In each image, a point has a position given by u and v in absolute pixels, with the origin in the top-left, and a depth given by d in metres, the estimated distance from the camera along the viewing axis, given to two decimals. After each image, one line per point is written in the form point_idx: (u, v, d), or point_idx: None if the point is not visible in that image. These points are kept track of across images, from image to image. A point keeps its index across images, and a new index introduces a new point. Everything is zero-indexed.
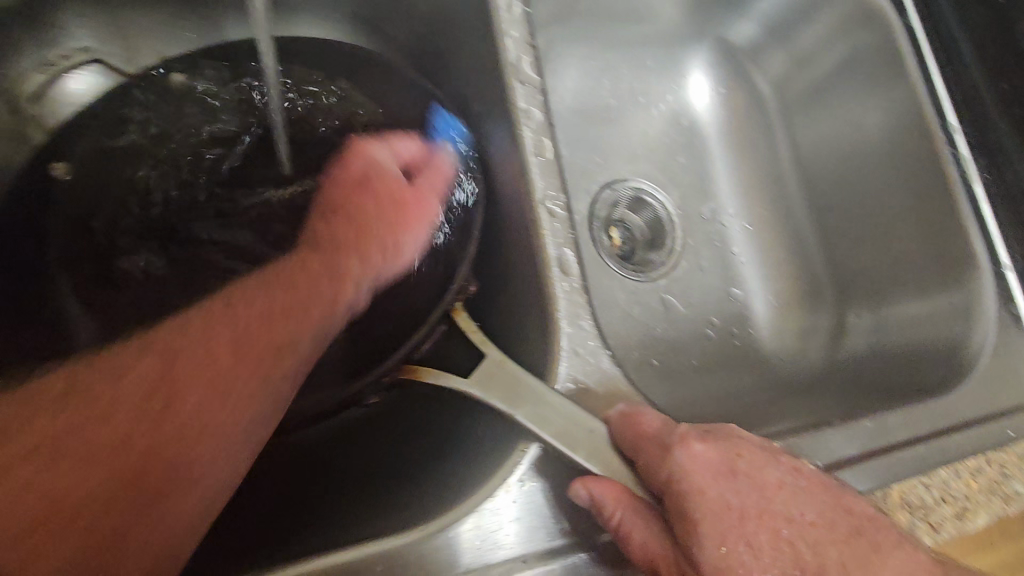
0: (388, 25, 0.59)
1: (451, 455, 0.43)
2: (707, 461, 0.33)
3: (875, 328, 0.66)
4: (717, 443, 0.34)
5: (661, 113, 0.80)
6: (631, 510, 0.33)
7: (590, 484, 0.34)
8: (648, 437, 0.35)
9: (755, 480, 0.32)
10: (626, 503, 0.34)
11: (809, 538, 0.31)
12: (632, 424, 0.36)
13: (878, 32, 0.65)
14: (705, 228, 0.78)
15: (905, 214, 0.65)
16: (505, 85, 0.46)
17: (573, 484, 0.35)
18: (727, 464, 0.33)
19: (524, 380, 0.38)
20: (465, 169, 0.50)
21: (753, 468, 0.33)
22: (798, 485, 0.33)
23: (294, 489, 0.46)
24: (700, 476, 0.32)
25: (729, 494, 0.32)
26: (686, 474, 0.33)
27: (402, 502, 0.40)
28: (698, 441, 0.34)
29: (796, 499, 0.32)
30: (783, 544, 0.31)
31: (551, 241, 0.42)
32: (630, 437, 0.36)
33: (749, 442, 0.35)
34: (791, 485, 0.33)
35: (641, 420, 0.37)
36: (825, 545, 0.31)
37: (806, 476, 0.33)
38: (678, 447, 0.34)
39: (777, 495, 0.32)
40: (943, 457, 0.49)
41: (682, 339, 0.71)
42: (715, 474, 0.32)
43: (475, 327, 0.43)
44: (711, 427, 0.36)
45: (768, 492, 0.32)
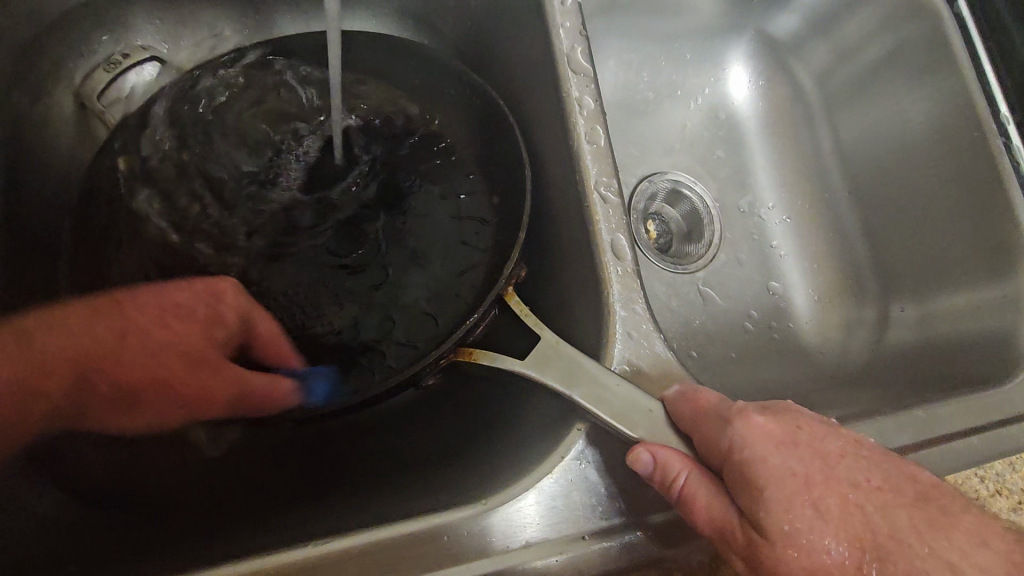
0: (437, 19, 0.60)
1: (502, 437, 0.44)
2: (769, 432, 0.32)
3: (919, 322, 0.65)
4: (776, 416, 0.34)
5: (699, 106, 0.80)
6: (696, 478, 0.33)
7: (654, 448, 0.35)
8: (706, 411, 0.35)
9: (817, 448, 0.32)
10: (691, 471, 0.34)
11: (879, 502, 0.30)
12: (690, 400, 0.36)
13: (926, 22, 0.64)
14: (743, 221, 0.78)
15: (953, 206, 0.64)
16: (558, 74, 0.47)
17: (634, 448, 0.35)
18: (788, 434, 0.32)
19: (580, 361, 0.38)
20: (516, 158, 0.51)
21: (814, 439, 0.33)
22: (860, 454, 0.33)
23: (348, 468, 0.48)
24: (762, 445, 0.32)
25: (793, 460, 0.31)
26: (747, 443, 0.32)
27: (456, 480, 0.41)
28: (757, 413, 0.34)
29: (859, 466, 0.32)
30: (852, 508, 0.30)
31: (604, 226, 0.43)
32: (687, 412, 0.36)
33: (806, 415, 0.35)
34: (853, 454, 0.33)
35: (698, 396, 0.36)
36: (896, 507, 0.30)
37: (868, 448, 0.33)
38: (736, 419, 0.34)
39: (841, 463, 0.32)
40: (1000, 449, 0.48)
41: (722, 331, 0.72)
42: (777, 443, 0.32)
43: (528, 310, 0.43)
44: (766, 403, 0.35)
45: (830, 459, 0.32)
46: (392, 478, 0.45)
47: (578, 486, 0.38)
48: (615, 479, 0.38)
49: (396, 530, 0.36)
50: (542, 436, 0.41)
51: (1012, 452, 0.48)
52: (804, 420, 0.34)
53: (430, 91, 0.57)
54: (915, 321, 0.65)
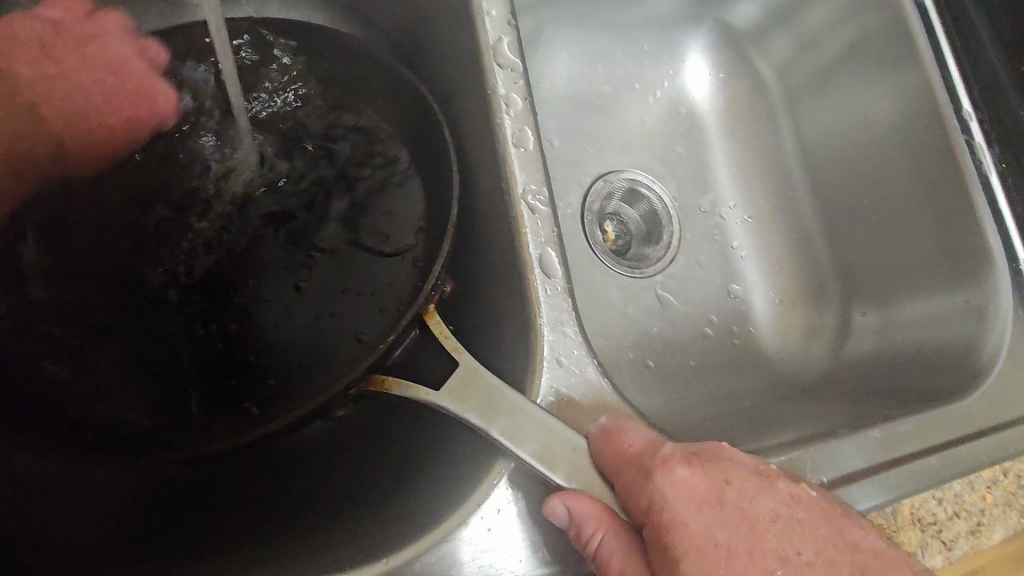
0: (365, 8, 0.55)
1: (420, 471, 0.40)
2: (692, 489, 0.29)
3: (881, 328, 0.62)
4: (705, 468, 0.30)
5: (658, 101, 0.76)
6: (614, 533, 0.30)
7: (570, 499, 0.31)
8: (629, 458, 0.32)
9: (745, 511, 0.29)
10: (609, 525, 0.30)
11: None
12: (613, 442, 0.32)
13: (888, 12, 0.61)
14: (704, 222, 0.74)
15: (914, 207, 0.61)
16: (484, 69, 0.42)
17: (549, 499, 0.31)
18: (715, 494, 0.29)
19: (499, 391, 0.34)
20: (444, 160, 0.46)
21: (744, 499, 0.29)
22: (794, 518, 0.29)
23: (259, 509, 0.43)
24: (682, 507, 0.29)
25: (716, 528, 0.28)
26: (668, 503, 0.29)
27: (370, 524, 0.37)
28: (683, 465, 0.30)
29: (792, 533, 0.29)
30: None
31: (532, 240, 0.39)
32: (610, 456, 0.32)
33: (742, 463, 0.31)
34: (787, 517, 0.29)
35: (623, 439, 0.32)
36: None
37: (805, 506, 0.30)
38: (660, 472, 0.30)
39: (770, 530, 0.29)
40: (958, 469, 0.45)
41: (680, 338, 0.68)
42: (700, 505, 0.29)
43: (448, 331, 0.38)
44: (699, 446, 0.32)
45: (759, 524, 0.29)
46: (304, 518, 0.41)
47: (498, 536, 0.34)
48: (539, 526, 0.34)
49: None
50: (462, 474, 0.37)
51: (971, 472, 0.46)
52: (737, 472, 0.30)
53: (355, 86, 0.52)
54: (877, 327, 0.63)
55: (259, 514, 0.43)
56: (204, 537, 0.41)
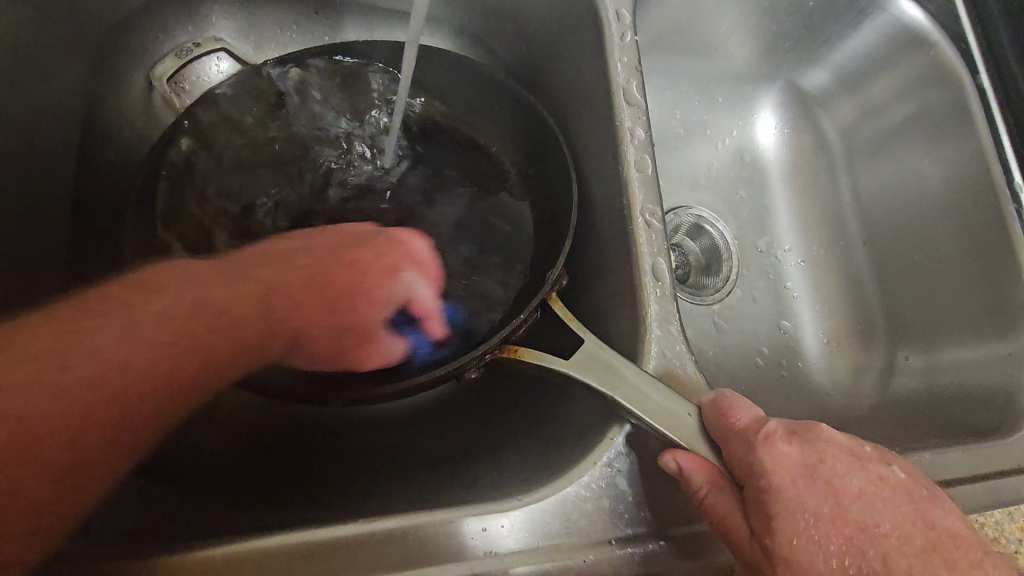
0: (496, 43, 0.65)
1: (529, 438, 0.47)
2: (790, 461, 0.34)
3: (924, 371, 0.67)
4: (802, 445, 0.34)
5: (726, 147, 0.84)
6: (715, 487, 0.36)
7: (680, 456, 0.38)
8: (736, 430, 0.37)
9: (834, 486, 0.33)
10: (712, 479, 0.37)
11: (883, 547, 0.31)
12: (722, 413, 0.38)
13: (948, 91, 0.68)
14: (760, 261, 0.81)
15: (960, 263, 0.67)
16: (612, 104, 0.50)
17: (663, 455, 0.39)
18: (808, 469, 0.33)
19: (619, 364, 0.41)
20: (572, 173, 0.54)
21: (835, 476, 0.34)
22: (880, 496, 0.33)
23: (388, 458, 0.50)
24: (781, 477, 0.33)
25: (805, 496, 0.33)
26: (768, 472, 0.34)
27: (495, 476, 0.43)
28: (784, 441, 0.35)
29: (873, 508, 0.33)
30: (852, 542, 0.32)
31: (646, 250, 0.46)
32: (718, 426, 0.38)
33: (838, 443, 0.35)
34: (872, 494, 0.33)
35: (731, 412, 0.38)
36: (898, 556, 0.31)
37: (891, 488, 0.34)
38: (762, 445, 0.35)
39: (855, 503, 0.33)
40: (999, 497, 0.50)
41: (733, 363, 0.75)
42: (796, 475, 0.33)
43: (572, 315, 0.46)
44: (799, 424, 0.36)
45: (846, 498, 0.33)
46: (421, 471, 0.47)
47: (606, 492, 0.39)
48: (643, 488, 0.40)
49: (433, 517, 0.38)
50: (577, 435, 0.43)
51: (1011, 503, 0.50)
52: (830, 452, 0.35)
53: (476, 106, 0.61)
54: (921, 370, 0.67)
55: (384, 465, 0.49)
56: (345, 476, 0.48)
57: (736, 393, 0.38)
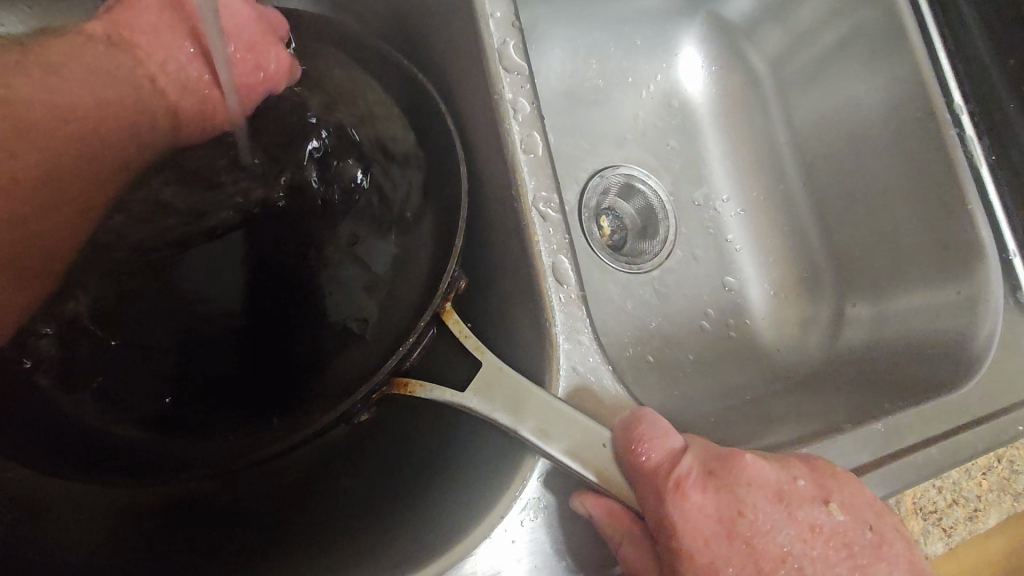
0: (362, 7, 0.55)
1: (410, 509, 0.41)
2: (706, 517, 0.31)
3: (874, 319, 0.63)
4: (716, 493, 0.32)
5: (651, 94, 0.76)
6: (632, 540, 0.34)
7: (589, 501, 0.35)
8: (646, 472, 0.33)
9: (753, 547, 0.30)
10: (628, 530, 0.34)
11: None
12: (632, 445, 0.34)
13: (880, 9, 0.61)
14: (698, 216, 0.75)
15: (899, 200, 0.62)
16: (489, 72, 0.41)
17: (573, 500, 0.36)
18: (724, 524, 0.31)
19: (526, 388, 0.35)
20: (462, 156, 0.46)
21: (753, 533, 0.31)
22: (807, 555, 0.31)
23: (297, 514, 0.46)
24: (692, 538, 0.31)
25: (720, 561, 0.30)
26: (678, 532, 0.31)
27: (396, 536, 0.39)
28: (696, 490, 0.32)
29: (797, 574, 0.30)
30: None
31: (544, 248, 0.39)
32: (630, 465, 0.34)
33: (761, 483, 0.32)
34: (798, 555, 0.31)
35: (643, 449, 0.34)
36: None
37: (823, 540, 0.31)
38: (671, 495, 0.32)
39: (779, 570, 0.30)
40: (956, 459, 0.47)
41: (677, 332, 0.69)
42: (709, 535, 0.31)
43: (468, 330, 0.40)
44: (720, 461, 0.33)
45: (765, 562, 0.30)
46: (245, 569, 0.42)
47: (520, 546, 0.36)
48: (562, 534, 0.36)
49: None
50: (489, 478, 0.38)
51: (968, 460, 0.48)
52: (751, 501, 0.32)
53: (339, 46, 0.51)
54: (870, 318, 0.64)
55: (291, 526, 0.44)
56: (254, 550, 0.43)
57: (652, 417, 0.35)
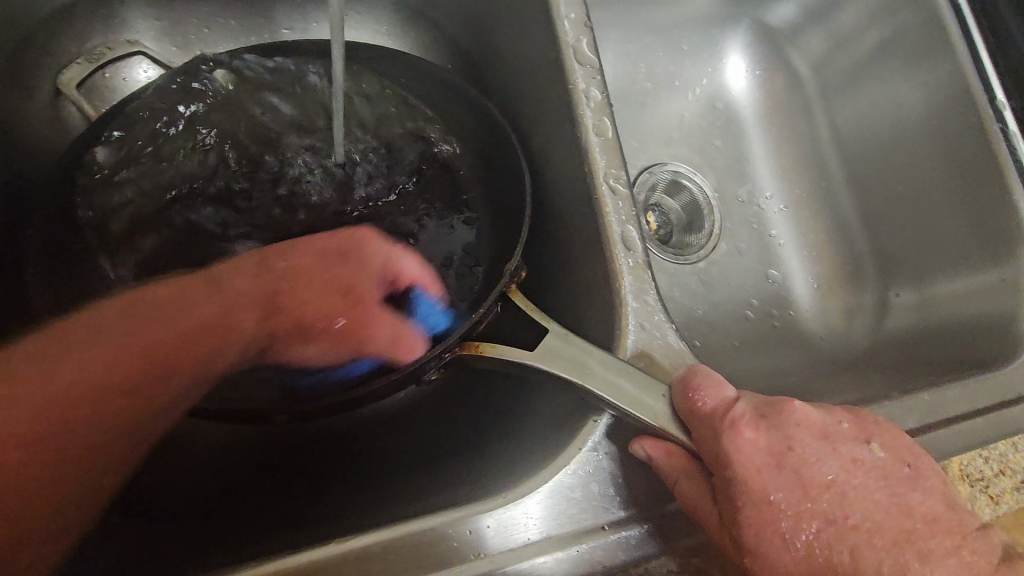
0: (439, 14, 0.62)
1: (478, 462, 0.46)
2: (757, 450, 0.34)
3: (917, 307, 0.65)
4: (768, 431, 0.35)
5: (697, 97, 0.81)
6: (688, 476, 0.37)
7: (646, 446, 0.39)
8: (702, 414, 0.37)
9: (802, 474, 0.34)
10: (685, 469, 0.37)
11: (850, 540, 0.32)
12: (689, 396, 0.38)
13: (921, 11, 0.64)
14: (742, 211, 0.78)
15: (942, 193, 0.65)
16: (564, 66, 0.47)
17: (631, 445, 0.39)
18: (775, 457, 0.34)
19: (587, 352, 0.40)
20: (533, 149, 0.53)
21: (802, 464, 0.34)
22: (852, 481, 0.34)
23: (369, 466, 0.51)
24: (746, 466, 0.34)
25: (772, 485, 0.33)
26: (734, 463, 0.34)
27: (466, 481, 0.43)
28: (748, 427, 0.35)
29: (841, 499, 0.33)
30: (802, 545, 0.32)
31: (614, 219, 0.43)
32: (687, 412, 0.38)
33: (809, 424, 0.36)
34: (845, 480, 0.34)
35: (699, 395, 0.38)
36: (868, 547, 0.32)
37: (863, 472, 0.35)
38: (728, 432, 0.35)
39: (824, 492, 0.34)
40: (999, 432, 0.49)
41: (722, 320, 0.73)
42: (764, 464, 0.34)
43: (532, 305, 0.46)
44: (772, 405, 0.37)
45: (813, 486, 0.34)
46: (319, 500, 0.47)
47: (594, 478, 0.40)
48: (631, 470, 0.40)
49: (385, 536, 0.37)
50: (560, 429, 0.43)
51: (1012, 435, 0.49)
52: (799, 436, 0.35)
53: (425, 86, 0.58)
54: (914, 307, 0.66)
55: (364, 476, 0.49)
56: (329, 492, 0.49)
57: (705, 371, 0.39)
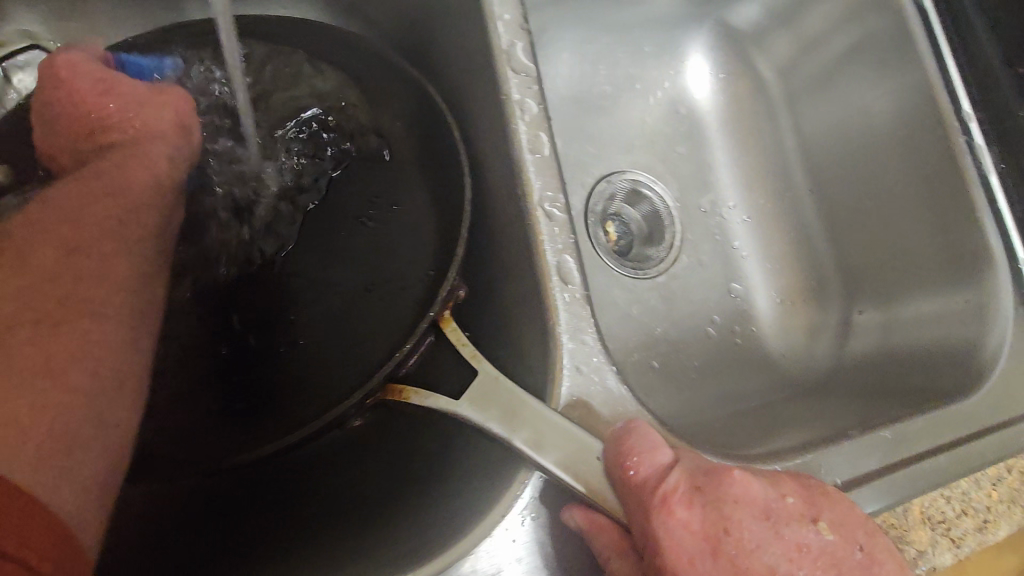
0: (372, 11, 0.56)
1: (404, 516, 0.42)
2: (690, 535, 0.30)
3: (880, 328, 0.63)
4: (703, 508, 0.31)
5: (659, 100, 0.76)
6: (620, 555, 0.34)
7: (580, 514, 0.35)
8: (633, 486, 0.33)
9: (739, 565, 0.30)
10: (617, 546, 0.34)
11: None
12: (621, 460, 0.34)
13: (888, 15, 0.61)
14: (705, 222, 0.75)
15: (907, 207, 0.62)
16: (497, 73, 0.42)
17: (566, 513, 0.36)
18: (709, 542, 0.30)
19: (521, 399, 0.36)
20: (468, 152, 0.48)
21: (739, 552, 0.30)
22: (794, 574, 0.30)
23: (282, 519, 0.45)
24: (676, 556, 0.30)
25: None
26: (668, 547, 0.31)
27: (390, 541, 0.40)
28: (682, 506, 0.31)
29: None
30: None
31: (549, 248, 0.39)
32: (620, 481, 0.34)
33: (748, 502, 0.32)
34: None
35: (630, 459, 0.34)
36: None
37: (810, 562, 0.30)
38: (658, 511, 0.31)
39: None
40: (963, 469, 0.46)
41: (683, 338, 0.69)
42: (701, 546, 0.30)
43: (465, 339, 0.40)
44: (709, 474, 0.33)
45: None
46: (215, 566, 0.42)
47: (522, 548, 0.37)
48: (563, 538, 0.37)
49: None
50: (490, 485, 0.39)
51: (976, 471, 0.47)
52: (738, 516, 0.31)
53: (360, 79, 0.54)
54: (877, 326, 0.63)
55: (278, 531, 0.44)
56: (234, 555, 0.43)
57: (640, 433, 0.35)
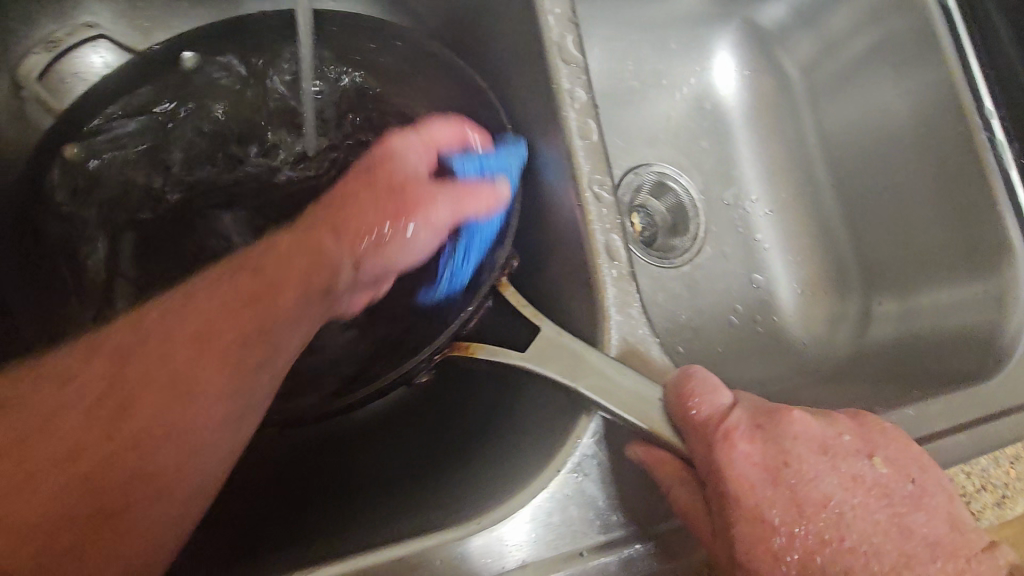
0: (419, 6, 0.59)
1: (459, 470, 0.45)
2: (751, 465, 0.33)
3: (900, 317, 0.65)
4: (763, 441, 0.34)
5: (684, 96, 0.79)
6: (681, 482, 0.37)
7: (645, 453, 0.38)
8: (695, 424, 0.36)
9: (799, 495, 0.32)
10: (679, 474, 0.37)
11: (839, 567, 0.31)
12: (684, 400, 0.37)
13: (911, 15, 0.63)
14: (728, 214, 0.77)
15: (929, 199, 0.64)
16: (547, 62, 0.44)
17: (631, 446, 0.39)
18: (770, 472, 0.33)
19: (582, 354, 0.39)
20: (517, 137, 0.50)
21: (800, 481, 0.33)
22: (851, 501, 0.33)
23: (352, 475, 0.50)
24: (742, 483, 0.33)
25: (766, 506, 0.32)
26: (732, 475, 0.33)
27: (448, 493, 0.42)
28: (744, 440, 0.34)
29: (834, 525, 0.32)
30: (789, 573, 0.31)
31: (598, 227, 0.42)
32: (682, 417, 0.37)
33: (808, 438, 0.34)
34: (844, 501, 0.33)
35: (694, 398, 0.37)
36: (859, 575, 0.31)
37: (865, 489, 0.33)
38: (721, 442, 0.34)
39: (821, 512, 0.32)
40: (983, 445, 0.49)
41: (706, 324, 0.71)
42: (762, 476, 0.33)
43: (524, 301, 0.43)
44: (766, 415, 0.35)
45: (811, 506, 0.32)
46: (292, 518, 0.47)
47: (574, 501, 0.38)
48: (614, 491, 0.39)
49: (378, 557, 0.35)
50: (542, 443, 0.42)
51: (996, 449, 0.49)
52: (796, 451, 0.34)
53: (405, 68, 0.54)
54: (897, 315, 0.66)
55: (346, 487, 0.48)
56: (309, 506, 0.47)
57: (702, 375, 0.37)
